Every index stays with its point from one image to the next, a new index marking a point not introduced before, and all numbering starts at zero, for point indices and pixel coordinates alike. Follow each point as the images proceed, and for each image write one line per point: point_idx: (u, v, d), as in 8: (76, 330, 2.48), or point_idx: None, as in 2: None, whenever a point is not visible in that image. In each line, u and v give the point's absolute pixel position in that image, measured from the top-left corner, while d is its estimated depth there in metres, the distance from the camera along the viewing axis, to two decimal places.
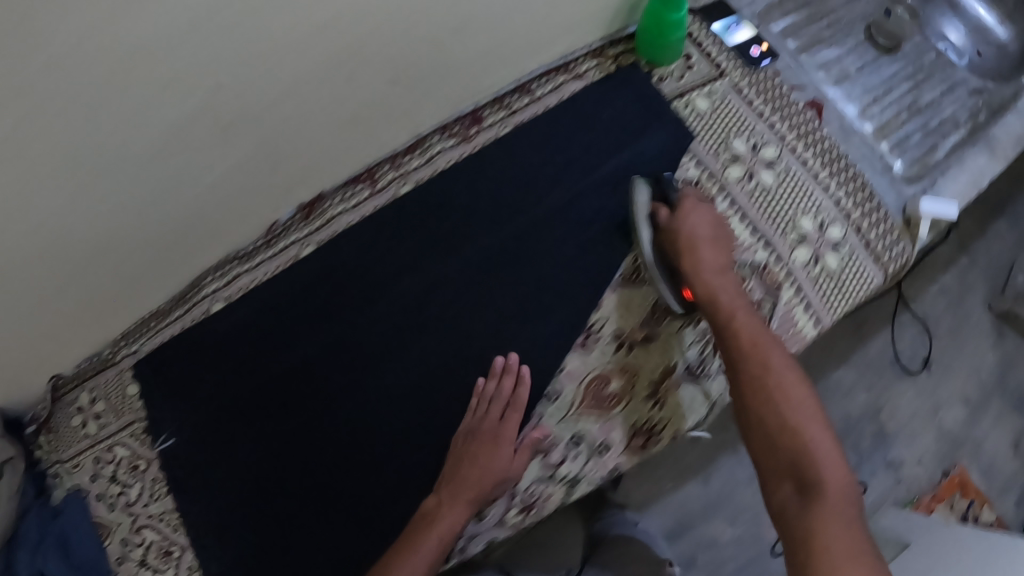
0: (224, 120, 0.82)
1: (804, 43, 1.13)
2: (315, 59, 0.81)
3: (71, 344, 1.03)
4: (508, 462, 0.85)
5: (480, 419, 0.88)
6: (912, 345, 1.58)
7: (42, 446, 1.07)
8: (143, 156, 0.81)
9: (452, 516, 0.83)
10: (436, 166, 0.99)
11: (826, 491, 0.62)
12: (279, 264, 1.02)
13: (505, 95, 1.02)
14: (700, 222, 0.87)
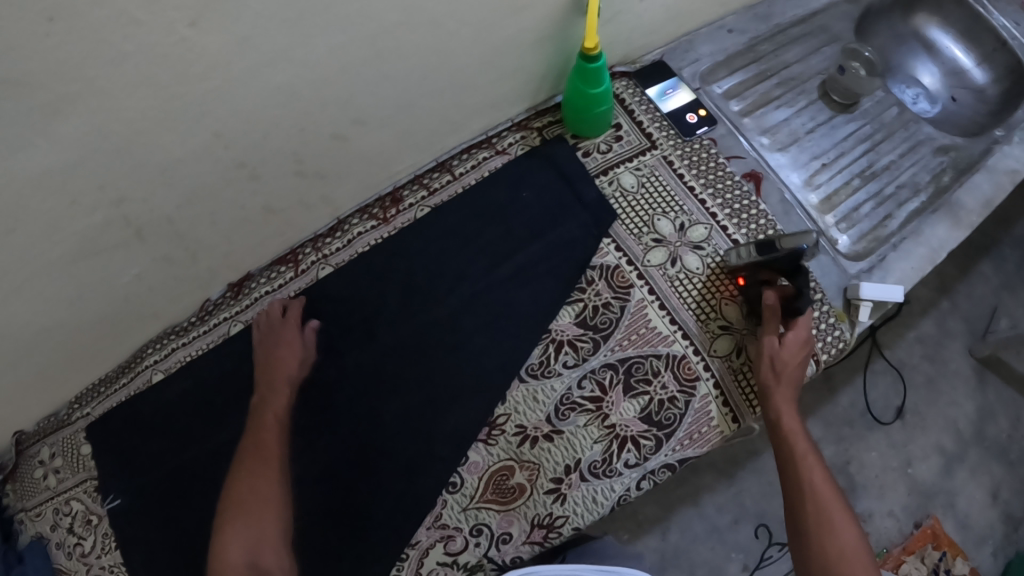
0: (135, 223, 0.87)
1: (749, 104, 1.09)
2: (217, 165, 0.85)
3: (31, 408, 1.12)
4: (298, 342, 0.95)
5: (267, 328, 0.95)
6: (884, 394, 1.45)
7: (10, 493, 1.18)
8: (63, 262, 0.86)
9: (276, 400, 0.91)
10: (355, 249, 1.01)
11: None
12: (211, 340, 1.06)
13: (425, 172, 1.03)
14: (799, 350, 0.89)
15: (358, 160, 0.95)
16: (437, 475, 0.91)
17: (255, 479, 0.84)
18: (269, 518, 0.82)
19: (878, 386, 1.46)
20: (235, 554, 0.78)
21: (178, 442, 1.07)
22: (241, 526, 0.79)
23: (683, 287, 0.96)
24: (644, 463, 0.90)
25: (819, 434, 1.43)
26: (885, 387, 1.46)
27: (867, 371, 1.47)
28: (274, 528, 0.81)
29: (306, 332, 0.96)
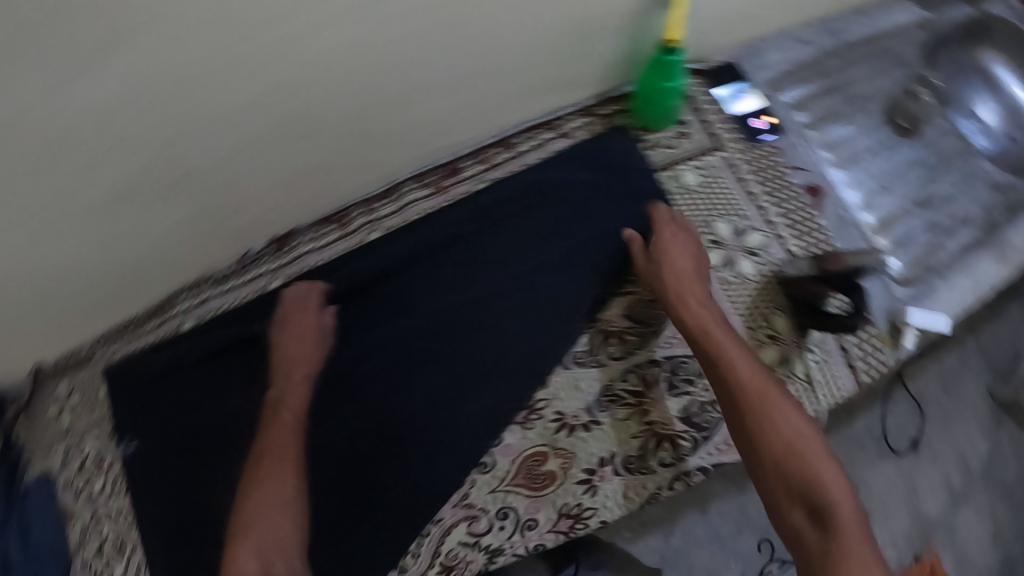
0: (187, 163, 0.84)
1: (814, 117, 1.07)
2: (280, 113, 0.82)
3: (54, 339, 1.10)
4: (320, 335, 0.93)
5: (286, 320, 0.93)
6: (901, 424, 1.44)
7: (17, 432, 1.16)
8: (109, 193, 0.83)
9: (294, 397, 0.90)
10: (406, 216, 0.98)
11: (831, 507, 0.70)
12: (248, 293, 1.04)
13: (485, 147, 1.00)
14: (692, 269, 0.89)
15: (418, 126, 0.93)
16: (468, 455, 0.89)
17: (269, 483, 0.83)
18: (283, 523, 0.81)
19: (896, 416, 1.45)
20: (248, 561, 0.77)
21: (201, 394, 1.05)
22: (255, 534, 0.78)
23: (736, 292, 0.95)
24: (678, 464, 0.89)
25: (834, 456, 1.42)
26: (904, 419, 1.44)
27: (887, 401, 1.45)
28: (287, 535, 0.81)
29: (329, 322, 0.94)
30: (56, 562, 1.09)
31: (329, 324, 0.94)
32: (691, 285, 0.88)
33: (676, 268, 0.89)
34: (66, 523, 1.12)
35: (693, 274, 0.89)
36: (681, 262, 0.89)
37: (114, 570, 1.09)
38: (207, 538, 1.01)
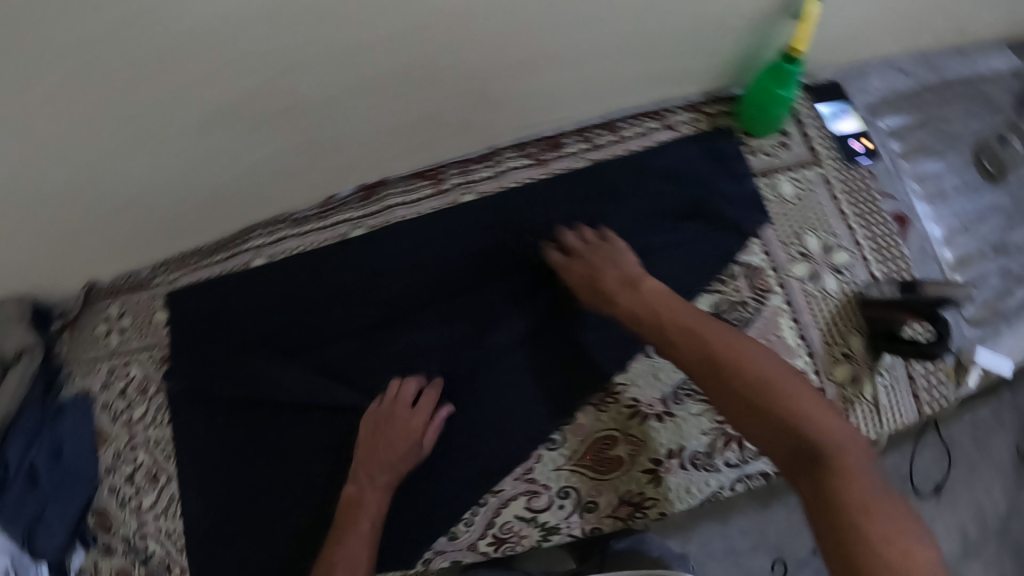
0: (299, 94, 0.82)
1: (906, 148, 1.05)
2: (403, 59, 0.80)
3: (122, 256, 1.10)
4: (417, 443, 0.87)
5: (387, 422, 0.87)
6: (927, 466, 1.46)
7: (62, 343, 1.18)
8: (214, 111, 0.82)
9: (373, 499, 0.85)
10: (502, 183, 0.97)
11: (820, 442, 0.60)
12: (325, 238, 1.02)
13: (591, 128, 0.99)
14: (618, 255, 0.85)
15: (527, 96, 0.92)
16: (537, 429, 0.89)
17: None
18: None
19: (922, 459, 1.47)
20: None
21: (264, 333, 1.04)
22: None
23: (818, 306, 0.95)
24: (743, 466, 0.90)
25: None
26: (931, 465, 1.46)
27: (918, 442, 1.47)
28: None
29: (433, 427, 0.88)
30: (85, 481, 1.12)
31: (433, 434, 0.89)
32: (624, 267, 0.84)
33: (605, 260, 0.85)
34: (99, 444, 1.14)
35: (621, 259, 0.85)
36: (604, 255, 0.86)
37: (143, 499, 1.09)
38: (259, 471, 1.04)
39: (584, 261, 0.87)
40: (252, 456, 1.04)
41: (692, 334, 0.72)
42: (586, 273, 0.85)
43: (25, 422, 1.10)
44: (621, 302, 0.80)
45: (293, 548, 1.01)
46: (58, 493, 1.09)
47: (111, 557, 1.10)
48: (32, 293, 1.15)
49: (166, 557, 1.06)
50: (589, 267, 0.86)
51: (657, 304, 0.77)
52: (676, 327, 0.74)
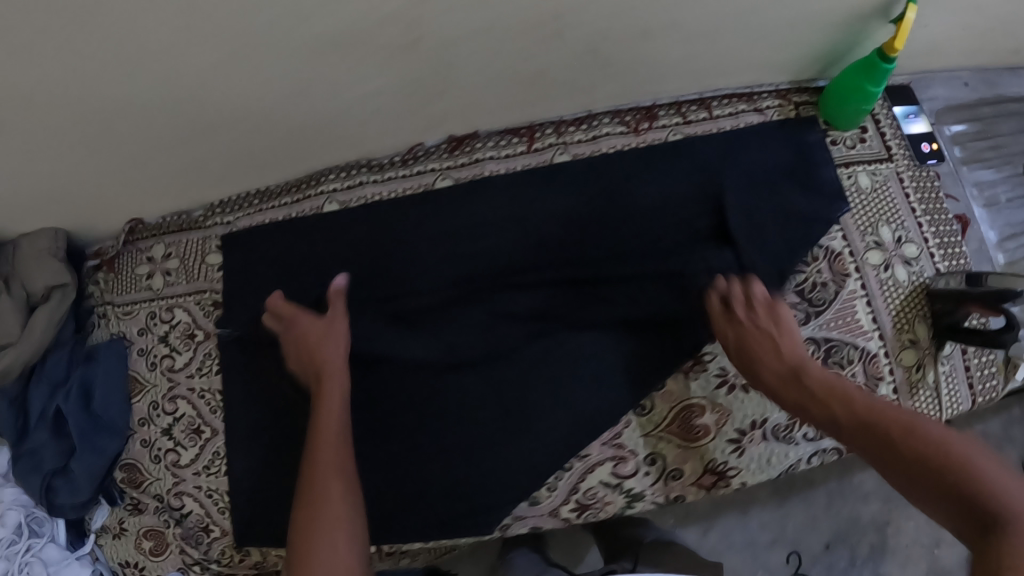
0: (413, 34, 0.79)
1: (966, 156, 1.11)
2: (528, 9, 0.78)
3: (180, 191, 1.05)
4: (332, 323, 0.93)
5: (303, 324, 0.94)
6: None
7: (98, 282, 1.12)
8: (320, 41, 0.77)
9: (331, 381, 0.88)
10: (598, 148, 0.99)
11: (999, 507, 0.54)
12: (409, 187, 1.00)
13: (683, 103, 1.02)
14: (782, 337, 0.87)
15: (631, 67, 0.93)
16: (625, 393, 0.91)
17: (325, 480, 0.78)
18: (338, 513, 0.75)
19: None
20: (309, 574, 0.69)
21: (333, 280, 0.99)
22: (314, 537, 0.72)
23: (889, 294, 0.99)
24: (819, 442, 0.92)
25: (872, 488, 1.49)
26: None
27: None
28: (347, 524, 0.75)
29: (336, 300, 0.95)
30: (114, 432, 1.04)
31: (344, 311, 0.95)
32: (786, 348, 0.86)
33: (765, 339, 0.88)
34: (132, 394, 1.07)
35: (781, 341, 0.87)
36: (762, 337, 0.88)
37: (180, 454, 1.02)
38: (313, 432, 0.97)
39: (738, 347, 0.89)
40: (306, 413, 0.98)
41: (858, 416, 0.73)
42: (744, 352, 0.89)
43: (52, 366, 1.07)
44: (784, 385, 0.84)
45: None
46: (83, 444, 1.02)
47: (141, 514, 1.04)
48: (72, 227, 1.11)
49: (206, 516, 1.00)
50: (744, 349, 0.89)
51: (822, 386, 0.79)
52: (842, 408, 0.75)
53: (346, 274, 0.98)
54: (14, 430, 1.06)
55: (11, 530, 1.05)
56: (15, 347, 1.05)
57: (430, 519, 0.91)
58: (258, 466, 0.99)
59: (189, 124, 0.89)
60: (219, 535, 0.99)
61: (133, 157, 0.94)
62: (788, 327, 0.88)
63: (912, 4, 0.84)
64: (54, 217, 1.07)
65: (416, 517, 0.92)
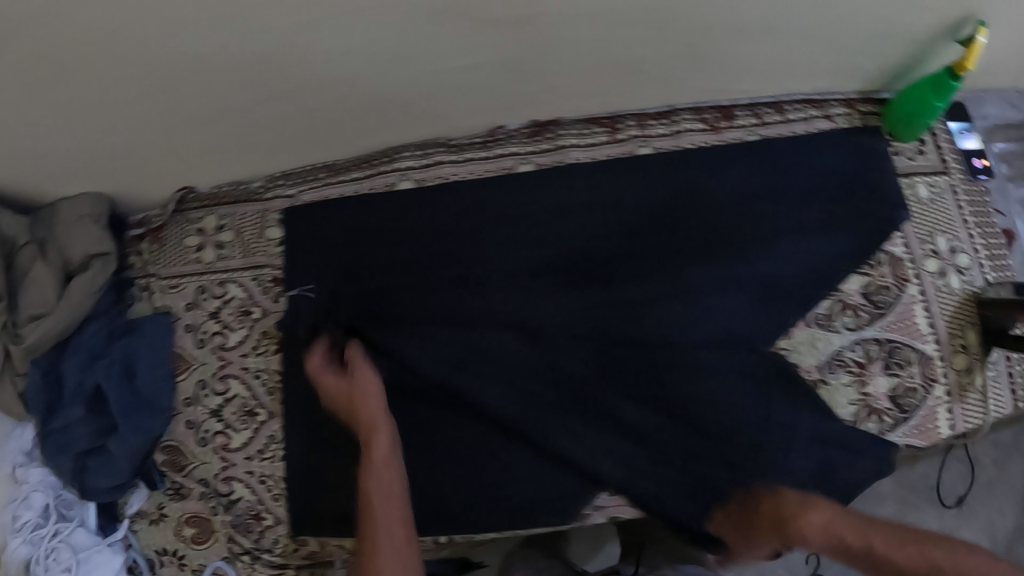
0: (522, 12, 0.78)
1: (1011, 174, 1.17)
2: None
3: (241, 160, 1.00)
4: (365, 376, 0.85)
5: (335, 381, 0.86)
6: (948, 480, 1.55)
7: (140, 252, 1.06)
8: (427, 12, 0.75)
9: (378, 446, 0.80)
10: (679, 142, 0.99)
11: None
12: (488, 169, 0.97)
13: (761, 105, 1.03)
14: (815, 507, 0.76)
15: (721, 64, 0.93)
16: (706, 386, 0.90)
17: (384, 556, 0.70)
18: None
19: (949, 470, 1.38)
20: None
21: (406, 261, 0.97)
22: None
23: (944, 300, 1.03)
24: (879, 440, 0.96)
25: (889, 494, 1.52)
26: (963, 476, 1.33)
27: None
28: None
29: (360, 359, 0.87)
30: (157, 413, 0.98)
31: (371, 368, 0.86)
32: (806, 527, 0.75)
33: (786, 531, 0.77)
34: (177, 372, 1.01)
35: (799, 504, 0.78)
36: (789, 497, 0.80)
37: (231, 438, 0.97)
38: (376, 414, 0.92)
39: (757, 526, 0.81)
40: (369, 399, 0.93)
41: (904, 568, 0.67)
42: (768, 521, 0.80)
43: (89, 340, 1.00)
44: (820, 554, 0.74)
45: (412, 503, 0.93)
46: (125, 424, 0.96)
47: (184, 500, 0.98)
48: (116, 192, 1.05)
49: (257, 504, 0.95)
50: (772, 513, 0.79)
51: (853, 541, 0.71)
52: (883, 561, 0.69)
53: (356, 343, 0.90)
54: (45, 406, 0.99)
55: (39, 513, 0.99)
56: (52, 316, 0.98)
57: (503, 504, 0.92)
58: (314, 449, 0.94)
59: (270, 88, 0.86)
60: (271, 524, 0.95)
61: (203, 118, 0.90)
62: (800, 495, 0.79)
63: (982, 27, 0.87)
64: (99, 179, 1.01)
65: (489, 503, 0.93)
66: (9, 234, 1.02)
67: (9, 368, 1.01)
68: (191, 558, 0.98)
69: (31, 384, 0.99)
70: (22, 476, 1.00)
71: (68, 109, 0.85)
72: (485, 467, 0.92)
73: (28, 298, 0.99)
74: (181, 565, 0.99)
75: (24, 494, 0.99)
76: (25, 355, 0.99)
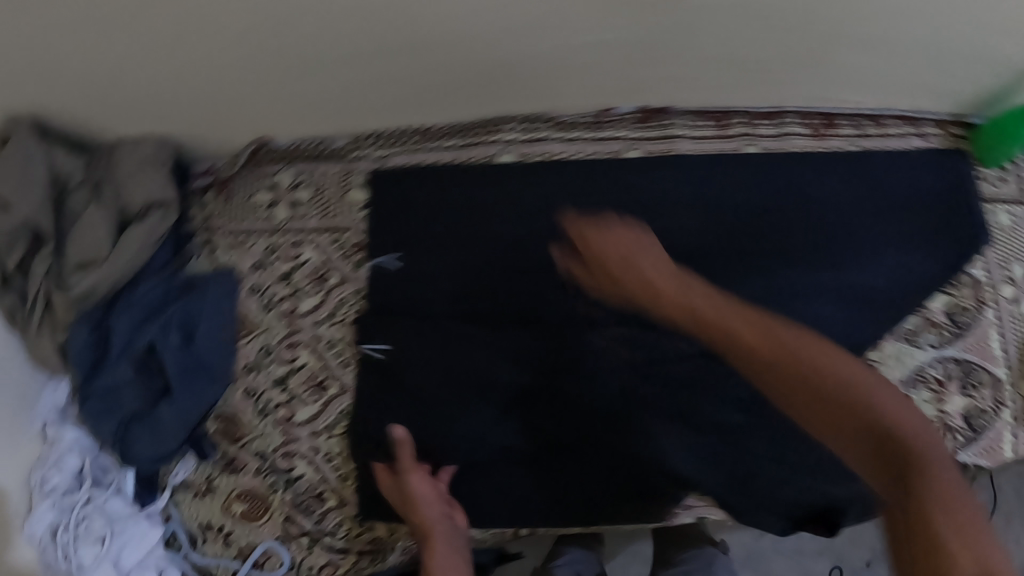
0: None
1: None
2: None
3: (328, 118, 0.93)
4: (422, 482, 0.82)
5: (399, 484, 0.83)
6: None
7: (205, 205, 0.98)
8: None
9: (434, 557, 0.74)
10: (783, 145, 0.99)
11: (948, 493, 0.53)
12: (595, 151, 0.95)
13: (862, 117, 1.02)
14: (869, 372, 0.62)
15: (841, 71, 0.92)
16: None
17: None
18: None
19: None
20: None
21: (501, 237, 0.92)
22: None
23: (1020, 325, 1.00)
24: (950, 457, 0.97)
25: None
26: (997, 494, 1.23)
27: None
28: None
29: (411, 464, 0.84)
30: (215, 378, 0.91)
31: (427, 475, 0.84)
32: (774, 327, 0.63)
33: (742, 320, 0.64)
34: (238, 336, 0.93)
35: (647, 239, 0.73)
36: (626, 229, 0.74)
37: (296, 411, 0.90)
38: (456, 397, 0.88)
39: (682, 291, 0.68)
40: (458, 379, 0.88)
41: (808, 366, 0.60)
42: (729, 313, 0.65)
43: (145, 294, 0.92)
44: (723, 330, 0.64)
45: (489, 492, 0.88)
46: (181, 388, 0.88)
47: (238, 474, 0.91)
48: (183, 135, 0.96)
49: (321, 482, 0.89)
50: (619, 248, 0.72)
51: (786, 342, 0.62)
52: (805, 360, 0.61)
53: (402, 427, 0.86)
54: (89, 363, 0.91)
55: (71, 476, 0.91)
56: (104, 266, 0.90)
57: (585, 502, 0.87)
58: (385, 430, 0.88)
59: (381, 40, 0.80)
60: (336, 505, 0.89)
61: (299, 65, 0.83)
62: None
63: None
64: (167, 119, 0.92)
65: (573, 499, 0.88)
66: (60, 170, 0.92)
67: (50, 317, 0.92)
68: (239, 537, 0.91)
69: (76, 338, 0.90)
70: (53, 436, 0.92)
71: (157, 39, 0.77)
72: (569, 462, 0.88)
73: (79, 241, 0.91)
74: (227, 543, 0.92)
75: (55, 455, 0.91)
76: (72, 303, 0.91)
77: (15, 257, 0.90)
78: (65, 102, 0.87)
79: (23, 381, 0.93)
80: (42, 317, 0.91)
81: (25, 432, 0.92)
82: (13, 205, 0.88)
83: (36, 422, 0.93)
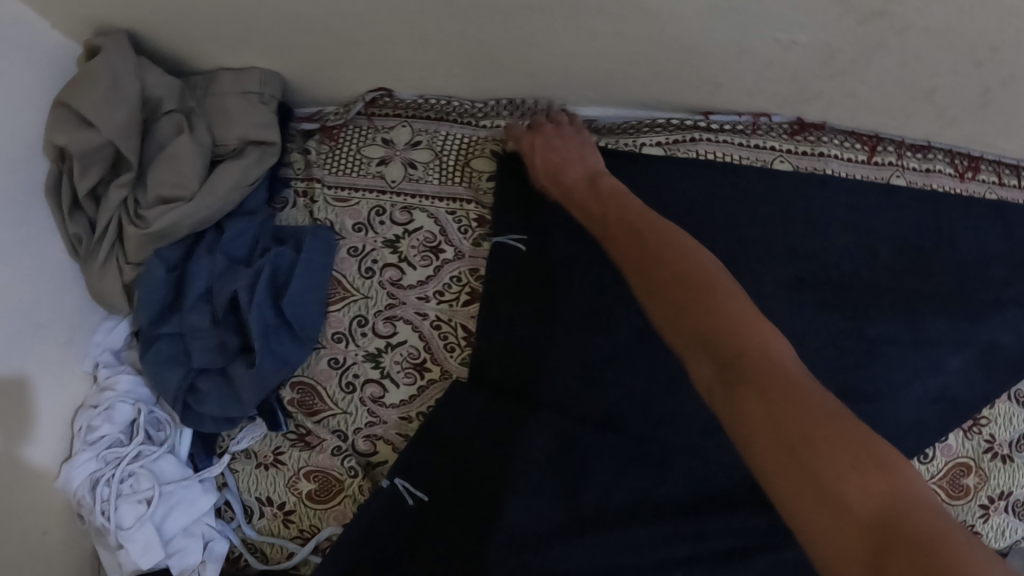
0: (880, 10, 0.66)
1: None
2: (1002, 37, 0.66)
3: (458, 77, 0.83)
4: None
5: None
6: None
7: (309, 150, 0.89)
8: None
9: None
10: (928, 183, 0.91)
11: (889, 494, 0.45)
12: (745, 157, 0.90)
13: (1003, 163, 0.91)
14: (724, 290, 0.55)
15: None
16: (900, 430, 0.89)
17: None
18: None
19: None
20: None
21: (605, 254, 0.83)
22: None
23: None
24: None
25: None
26: None
27: None
28: None
29: None
30: (299, 341, 0.81)
31: None
32: (727, 302, 0.54)
33: (683, 296, 0.55)
34: (329, 300, 0.84)
35: (588, 156, 0.80)
36: (571, 142, 0.81)
37: (388, 391, 0.83)
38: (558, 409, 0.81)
39: (624, 248, 0.64)
40: (543, 404, 0.81)
41: (721, 337, 0.52)
42: (671, 278, 0.57)
43: (233, 240, 0.82)
44: (662, 298, 0.57)
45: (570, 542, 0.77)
46: (264, 349, 0.78)
47: (311, 450, 0.83)
48: (288, 74, 0.84)
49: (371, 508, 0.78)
50: (554, 155, 0.80)
51: (724, 321, 0.53)
52: (744, 349, 0.51)
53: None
54: (158, 308, 0.80)
55: (121, 428, 0.81)
56: (193, 202, 0.79)
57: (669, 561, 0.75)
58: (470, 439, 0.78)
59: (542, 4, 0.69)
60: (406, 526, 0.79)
61: (439, 17, 0.72)
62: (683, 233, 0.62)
63: None
64: (273, 53, 0.80)
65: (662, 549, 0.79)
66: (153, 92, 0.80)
67: (120, 250, 0.81)
68: (301, 517, 0.83)
69: (151, 278, 0.79)
70: (106, 381, 0.83)
71: None
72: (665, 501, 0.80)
73: (163, 171, 0.79)
74: (286, 522, 0.84)
75: (105, 403, 0.81)
76: (146, 241, 0.79)
77: (89, 181, 0.76)
78: (165, 17, 0.74)
79: (80, 315, 0.83)
80: (111, 250, 0.81)
81: (76, 371, 0.83)
82: (97, 121, 0.74)
83: (88, 362, 0.84)
